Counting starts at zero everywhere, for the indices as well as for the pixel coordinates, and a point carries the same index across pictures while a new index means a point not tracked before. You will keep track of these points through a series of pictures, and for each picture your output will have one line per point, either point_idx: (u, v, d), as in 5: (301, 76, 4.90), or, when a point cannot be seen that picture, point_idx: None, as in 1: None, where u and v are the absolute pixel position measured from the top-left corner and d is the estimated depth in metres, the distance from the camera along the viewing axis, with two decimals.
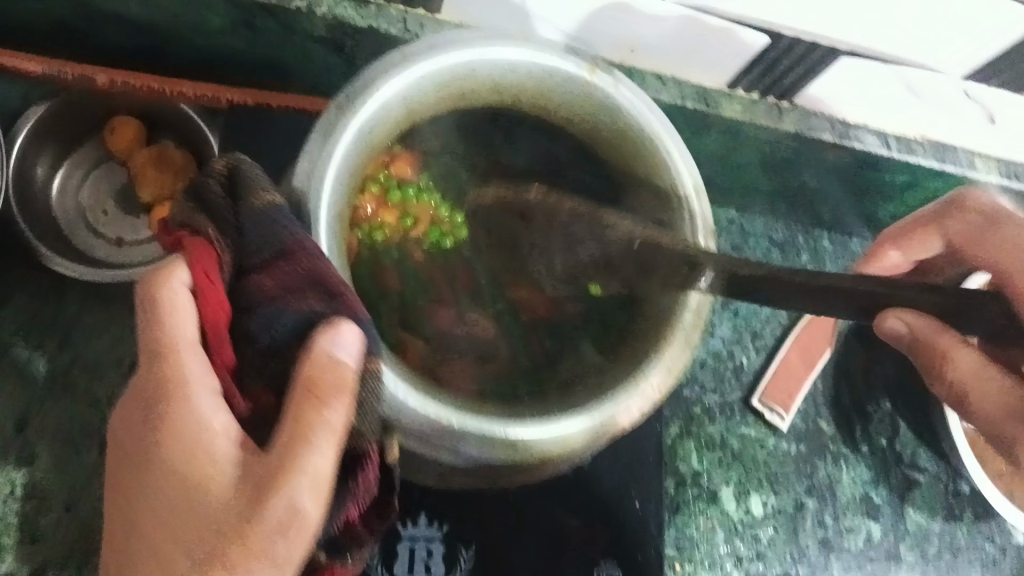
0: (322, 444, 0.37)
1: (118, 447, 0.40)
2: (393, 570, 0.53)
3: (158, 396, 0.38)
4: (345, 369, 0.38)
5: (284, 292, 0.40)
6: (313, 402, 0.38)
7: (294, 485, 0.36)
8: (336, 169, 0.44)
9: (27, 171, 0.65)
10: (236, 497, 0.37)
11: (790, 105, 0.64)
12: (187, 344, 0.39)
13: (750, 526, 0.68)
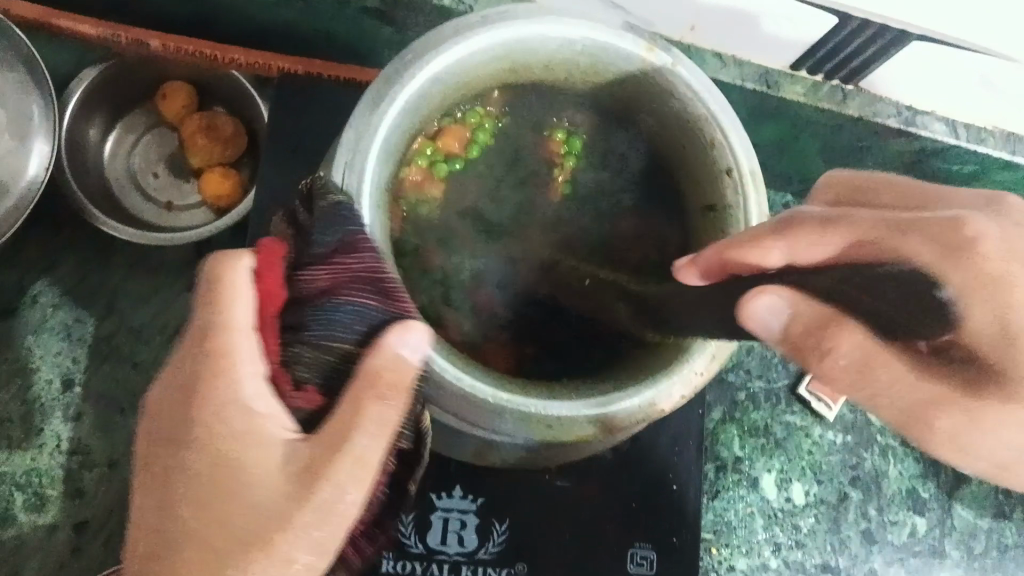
0: (373, 433, 0.36)
1: (151, 428, 0.38)
2: (426, 538, 0.55)
3: (207, 380, 0.37)
4: (408, 370, 0.37)
5: (339, 288, 0.38)
6: (371, 394, 0.36)
7: (343, 473, 0.36)
8: (382, 142, 0.41)
9: (77, 135, 0.63)
10: (277, 493, 0.36)
11: (854, 88, 0.59)
12: (240, 329, 0.37)
13: (790, 515, 0.68)
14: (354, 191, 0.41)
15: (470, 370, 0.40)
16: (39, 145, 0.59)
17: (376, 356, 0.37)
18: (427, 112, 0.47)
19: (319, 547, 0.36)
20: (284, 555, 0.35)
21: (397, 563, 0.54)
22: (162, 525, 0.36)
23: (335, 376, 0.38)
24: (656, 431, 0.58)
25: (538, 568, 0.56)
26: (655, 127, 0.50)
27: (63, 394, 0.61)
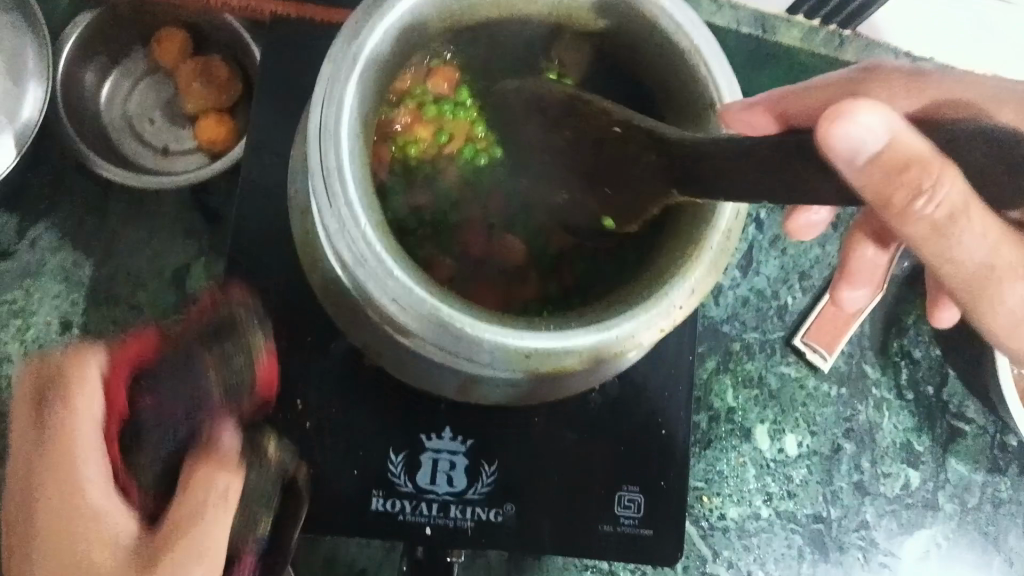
0: (213, 517, 0.44)
1: (10, 514, 0.45)
2: (416, 477, 0.56)
3: (44, 473, 0.44)
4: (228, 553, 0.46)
5: (162, 416, 0.47)
6: (203, 483, 0.45)
7: (180, 560, 0.43)
8: (362, 68, 0.41)
9: (74, 76, 0.63)
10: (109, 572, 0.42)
11: (852, 33, 0.60)
12: (87, 445, 0.45)
13: (783, 465, 0.68)
14: (332, 117, 0.39)
15: (449, 299, 0.40)
16: (34, 89, 0.61)
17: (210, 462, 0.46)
18: (406, 45, 0.46)
19: None
20: None
21: (387, 501, 0.55)
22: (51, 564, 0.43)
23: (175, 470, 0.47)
24: (646, 376, 0.59)
25: (527, 509, 0.56)
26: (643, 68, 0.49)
27: (62, 336, 0.62)
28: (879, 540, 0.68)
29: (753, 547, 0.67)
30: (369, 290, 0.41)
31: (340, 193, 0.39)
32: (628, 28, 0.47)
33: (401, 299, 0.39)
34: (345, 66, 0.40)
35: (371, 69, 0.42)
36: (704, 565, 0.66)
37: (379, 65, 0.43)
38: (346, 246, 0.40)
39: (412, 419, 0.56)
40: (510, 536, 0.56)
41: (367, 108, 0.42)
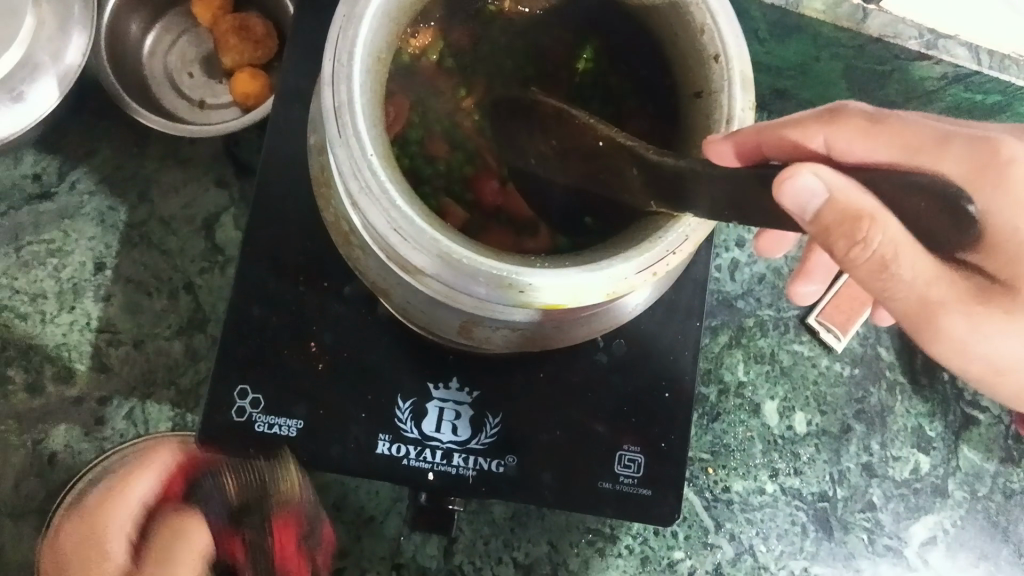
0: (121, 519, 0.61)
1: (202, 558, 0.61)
2: (421, 425, 0.57)
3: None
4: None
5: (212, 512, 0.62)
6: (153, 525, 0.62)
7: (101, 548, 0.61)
8: (375, 7, 0.42)
9: (120, 29, 0.67)
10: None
11: (877, 8, 0.59)
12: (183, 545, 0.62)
13: (791, 442, 0.68)
14: (344, 53, 0.41)
15: (449, 233, 0.42)
16: (78, 37, 0.62)
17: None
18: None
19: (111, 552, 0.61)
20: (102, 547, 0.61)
21: (392, 445, 0.57)
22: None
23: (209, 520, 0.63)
24: (653, 339, 0.60)
25: (530, 461, 0.58)
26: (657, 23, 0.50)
27: (95, 275, 0.65)
28: (885, 522, 0.68)
29: (756, 521, 0.67)
30: (376, 220, 0.43)
31: (352, 124, 0.40)
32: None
33: (403, 227, 0.41)
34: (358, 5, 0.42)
35: (383, 11, 0.43)
36: (706, 536, 0.66)
37: (393, 9, 0.44)
38: (354, 177, 0.42)
39: (421, 367, 0.58)
40: (511, 486, 0.57)
41: (378, 48, 0.43)
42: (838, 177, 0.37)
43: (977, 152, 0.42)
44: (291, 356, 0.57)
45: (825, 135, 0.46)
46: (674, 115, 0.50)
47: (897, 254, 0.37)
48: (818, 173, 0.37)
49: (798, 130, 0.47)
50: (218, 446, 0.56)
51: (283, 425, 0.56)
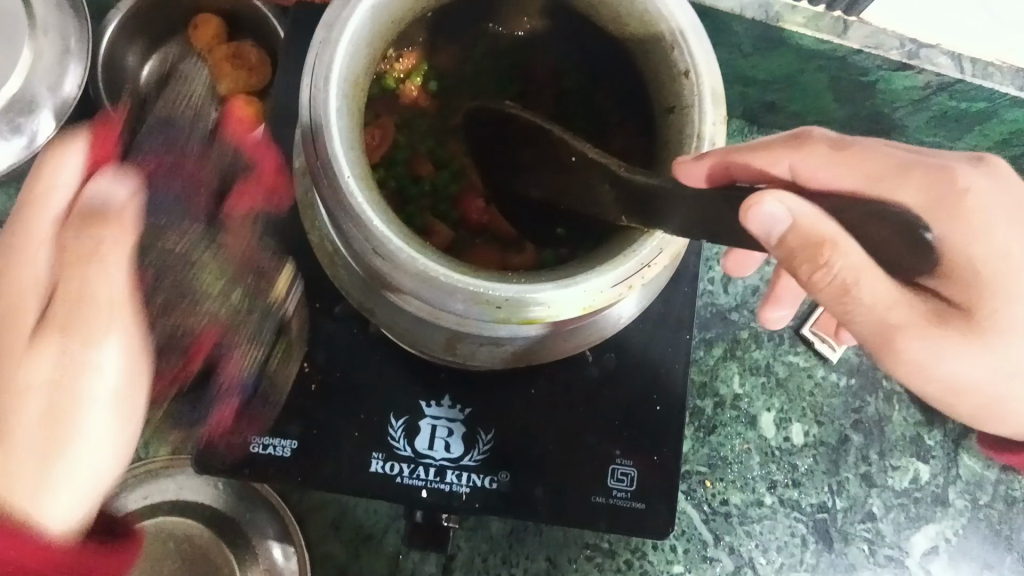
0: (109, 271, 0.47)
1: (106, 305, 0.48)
2: (414, 443, 0.58)
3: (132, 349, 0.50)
4: (124, 202, 0.48)
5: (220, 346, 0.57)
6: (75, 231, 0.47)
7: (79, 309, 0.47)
8: (351, 34, 0.43)
9: (117, 59, 0.69)
10: (112, 314, 0.48)
11: (857, 19, 0.59)
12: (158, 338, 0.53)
13: (788, 454, 0.68)
14: (321, 78, 0.42)
15: (425, 250, 0.42)
16: (74, 68, 0.64)
17: (110, 200, 0.48)
18: (400, 17, 0.48)
19: (85, 291, 0.47)
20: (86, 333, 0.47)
21: (386, 463, 0.57)
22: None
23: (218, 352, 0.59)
24: (642, 352, 0.60)
25: (523, 476, 0.58)
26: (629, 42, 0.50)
27: None
28: (886, 533, 0.67)
29: (755, 533, 0.67)
30: (356, 241, 0.43)
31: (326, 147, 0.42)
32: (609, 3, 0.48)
33: (380, 246, 0.42)
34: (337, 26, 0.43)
35: (359, 37, 0.44)
36: (706, 549, 0.66)
37: (370, 34, 0.45)
38: (333, 199, 0.42)
39: (414, 385, 0.59)
40: (505, 502, 0.57)
41: (355, 73, 0.44)
42: (804, 204, 0.39)
43: (934, 183, 0.45)
44: (283, 375, 0.58)
45: (791, 159, 0.48)
46: (650, 131, 0.50)
47: (858, 278, 0.39)
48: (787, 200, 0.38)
49: (766, 153, 0.48)
50: (214, 466, 0.57)
51: (278, 446, 0.57)
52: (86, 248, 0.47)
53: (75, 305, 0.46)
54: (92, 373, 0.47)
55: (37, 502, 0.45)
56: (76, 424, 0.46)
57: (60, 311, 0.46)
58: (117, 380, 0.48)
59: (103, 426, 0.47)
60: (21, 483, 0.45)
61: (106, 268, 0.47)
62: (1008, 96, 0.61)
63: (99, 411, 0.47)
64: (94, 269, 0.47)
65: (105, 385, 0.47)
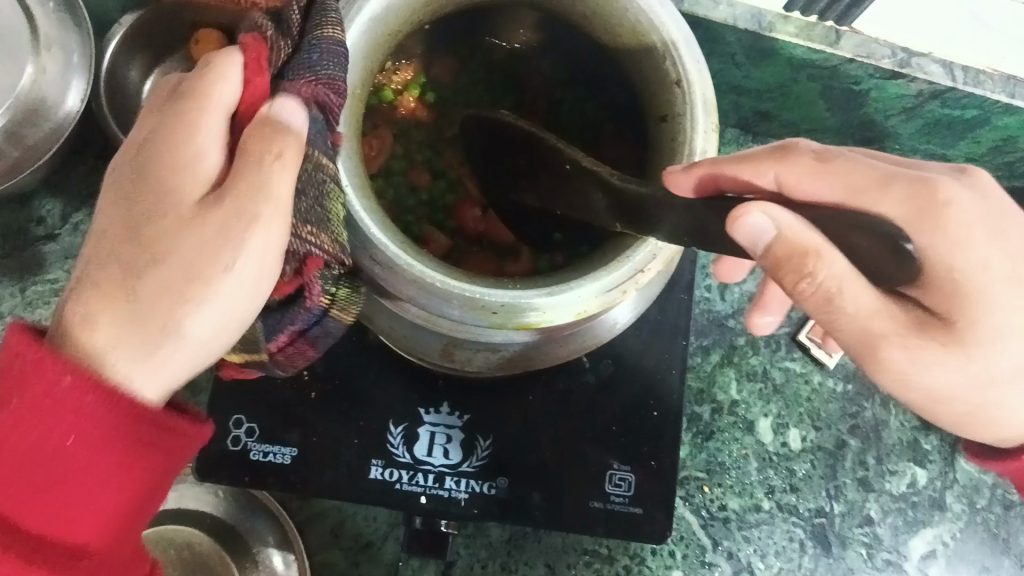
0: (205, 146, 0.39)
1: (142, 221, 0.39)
2: (414, 450, 0.58)
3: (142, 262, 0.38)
4: (291, 133, 0.39)
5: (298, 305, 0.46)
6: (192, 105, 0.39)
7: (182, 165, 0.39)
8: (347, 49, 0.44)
9: (119, 75, 0.70)
10: (154, 224, 0.38)
11: (849, 29, 0.60)
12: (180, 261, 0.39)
13: (785, 459, 0.69)
14: None
15: (420, 257, 0.43)
16: (77, 82, 0.65)
17: (270, 114, 0.39)
18: (395, 32, 0.49)
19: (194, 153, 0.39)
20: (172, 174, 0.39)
21: (385, 470, 0.58)
22: (112, 267, 0.38)
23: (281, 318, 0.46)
24: (639, 360, 0.61)
25: (521, 483, 0.58)
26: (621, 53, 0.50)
27: None
28: (884, 537, 0.68)
29: (753, 538, 0.67)
30: (354, 250, 0.44)
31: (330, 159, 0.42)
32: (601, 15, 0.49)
33: (377, 254, 0.43)
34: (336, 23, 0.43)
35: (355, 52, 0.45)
36: (704, 555, 0.67)
37: (366, 48, 0.46)
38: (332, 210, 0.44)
39: (411, 393, 0.59)
40: (503, 508, 0.58)
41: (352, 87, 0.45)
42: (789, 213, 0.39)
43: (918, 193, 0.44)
44: (284, 384, 0.58)
45: (775, 172, 0.48)
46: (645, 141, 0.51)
47: (841, 287, 0.39)
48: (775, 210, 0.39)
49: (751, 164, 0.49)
50: (214, 474, 0.57)
51: (278, 453, 0.57)
52: (189, 124, 0.39)
53: (239, 215, 0.39)
54: (220, 264, 0.39)
55: (135, 383, 0.39)
56: (186, 310, 0.39)
57: (227, 210, 0.39)
58: (257, 270, 0.39)
59: (232, 310, 0.40)
60: (126, 373, 0.39)
61: (268, 176, 0.39)
62: (998, 103, 0.62)
63: (231, 291, 0.39)
64: (251, 159, 0.39)
65: (237, 277, 0.39)
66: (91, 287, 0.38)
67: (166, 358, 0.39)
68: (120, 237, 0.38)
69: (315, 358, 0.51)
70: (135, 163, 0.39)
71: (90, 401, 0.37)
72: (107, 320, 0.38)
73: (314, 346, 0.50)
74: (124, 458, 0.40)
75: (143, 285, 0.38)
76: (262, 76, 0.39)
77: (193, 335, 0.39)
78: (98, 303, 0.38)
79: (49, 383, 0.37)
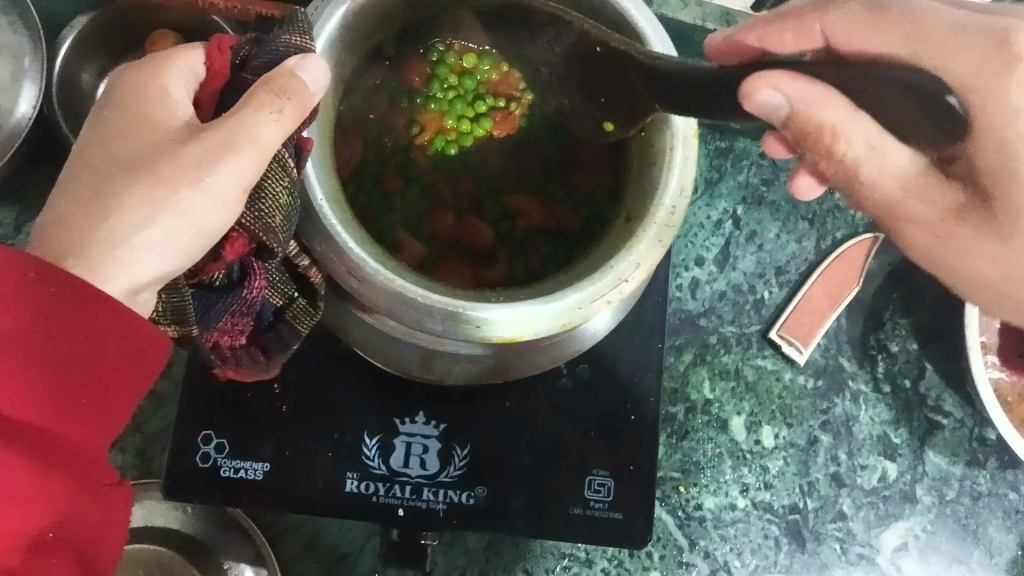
0: (181, 84, 0.41)
1: (119, 150, 0.40)
2: (389, 461, 0.57)
3: (108, 179, 0.39)
4: (301, 84, 0.39)
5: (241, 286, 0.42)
6: (162, 62, 0.41)
7: (165, 102, 0.41)
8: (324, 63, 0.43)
9: (72, 77, 0.67)
10: (133, 145, 0.40)
11: None
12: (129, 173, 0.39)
13: (759, 457, 0.69)
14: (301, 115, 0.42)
15: (400, 271, 0.42)
16: (28, 87, 0.63)
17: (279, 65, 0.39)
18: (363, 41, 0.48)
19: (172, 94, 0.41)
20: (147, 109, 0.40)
21: (361, 483, 0.57)
22: (89, 176, 0.39)
23: (211, 298, 0.43)
24: (615, 364, 0.60)
25: (500, 491, 0.58)
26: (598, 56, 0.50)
27: None
28: (857, 532, 0.68)
29: (729, 536, 0.67)
30: (329, 264, 0.43)
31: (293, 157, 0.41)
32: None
33: (354, 270, 0.41)
34: (302, 27, 0.42)
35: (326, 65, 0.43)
36: (681, 554, 0.67)
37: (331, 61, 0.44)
38: (306, 224, 0.43)
39: (385, 403, 0.58)
40: (482, 517, 0.57)
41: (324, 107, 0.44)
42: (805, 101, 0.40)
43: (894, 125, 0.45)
44: (255, 398, 0.57)
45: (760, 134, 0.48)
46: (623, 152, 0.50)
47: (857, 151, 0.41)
48: (786, 87, 0.38)
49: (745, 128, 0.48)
50: (184, 492, 0.55)
51: (249, 469, 0.56)
52: (161, 69, 0.41)
53: (217, 137, 0.39)
54: (194, 178, 0.39)
55: (101, 276, 0.38)
56: (153, 213, 0.39)
57: (206, 138, 0.39)
58: (228, 189, 0.39)
59: (203, 222, 0.39)
60: (96, 263, 0.38)
61: (255, 116, 0.39)
62: None
63: (202, 205, 0.39)
64: (249, 100, 0.39)
65: (207, 192, 0.39)
66: (67, 188, 0.39)
67: (128, 256, 0.39)
68: (93, 165, 0.40)
69: (263, 365, 0.48)
70: (113, 107, 0.41)
71: (57, 291, 0.36)
72: (80, 215, 0.38)
73: (261, 349, 0.48)
74: (90, 357, 0.37)
75: (112, 187, 0.39)
76: (227, 58, 0.42)
77: (151, 239, 0.39)
78: (76, 203, 0.39)
79: (11, 275, 0.35)
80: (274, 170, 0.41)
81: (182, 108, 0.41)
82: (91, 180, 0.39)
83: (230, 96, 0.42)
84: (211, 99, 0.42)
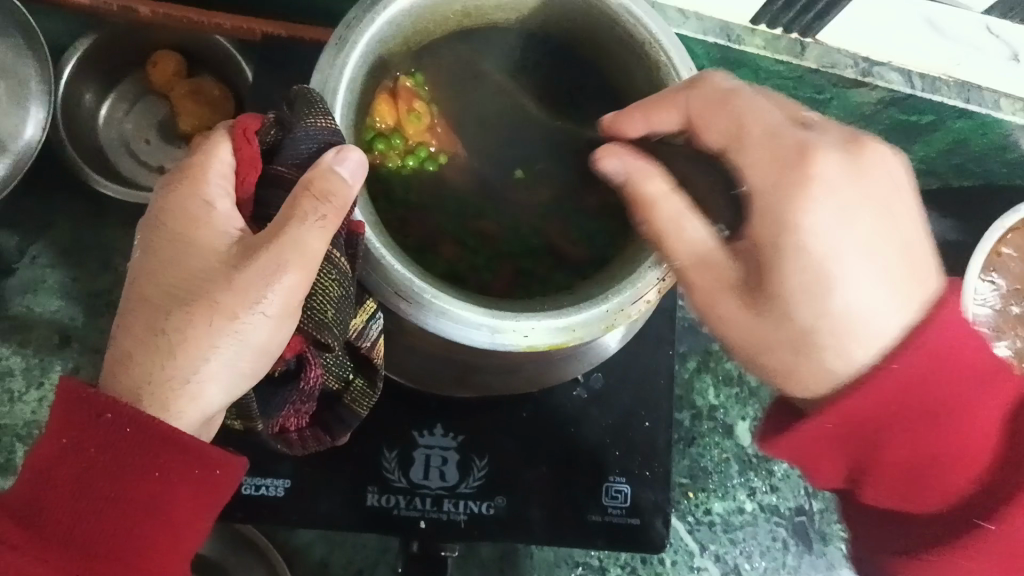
0: (216, 190, 0.43)
1: (173, 275, 0.43)
2: (409, 474, 0.58)
3: (177, 304, 0.43)
4: (340, 181, 0.41)
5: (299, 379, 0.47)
6: (190, 183, 0.43)
7: (201, 216, 0.43)
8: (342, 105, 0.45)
9: (72, 99, 0.69)
10: (190, 267, 0.43)
11: (814, 41, 0.61)
12: (185, 300, 0.43)
13: (764, 461, 0.70)
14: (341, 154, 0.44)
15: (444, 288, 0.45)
16: (35, 111, 0.65)
17: (317, 163, 0.42)
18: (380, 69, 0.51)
19: (210, 211, 0.43)
20: (185, 228, 0.43)
21: (381, 496, 0.57)
22: (149, 310, 0.43)
23: (279, 396, 0.48)
24: (626, 372, 0.62)
25: (518, 500, 0.58)
26: (616, 49, 0.52)
27: (60, 350, 0.66)
28: None
29: (739, 540, 0.68)
30: (376, 288, 0.45)
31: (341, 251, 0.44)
32: (595, 22, 0.51)
33: (400, 290, 0.44)
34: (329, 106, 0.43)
35: (349, 98, 0.46)
36: (692, 559, 0.68)
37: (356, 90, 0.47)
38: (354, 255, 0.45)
39: (406, 415, 0.59)
40: (503, 526, 0.58)
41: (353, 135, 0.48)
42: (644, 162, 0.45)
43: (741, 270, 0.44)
44: None
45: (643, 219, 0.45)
46: None
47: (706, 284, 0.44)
48: (620, 157, 0.45)
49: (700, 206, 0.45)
50: None
51: (269, 486, 0.57)
52: (190, 186, 0.43)
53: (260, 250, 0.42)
54: (248, 304, 0.42)
55: (173, 409, 0.43)
56: (216, 342, 0.42)
57: (258, 254, 0.42)
58: (280, 306, 0.42)
59: (258, 341, 0.43)
60: (169, 401, 0.43)
61: (303, 228, 0.41)
62: (953, 108, 0.64)
63: (256, 325, 0.43)
64: (293, 210, 0.41)
65: (262, 313, 0.42)
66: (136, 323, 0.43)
67: (196, 389, 0.43)
68: (159, 292, 0.43)
69: (328, 443, 0.54)
70: (159, 232, 0.44)
71: (130, 431, 0.41)
72: (147, 355, 0.43)
73: (325, 429, 0.53)
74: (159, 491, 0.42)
75: (174, 322, 0.43)
76: (253, 148, 0.43)
77: (219, 364, 0.43)
78: (140, 340, 0.43)
79: (89, 417, 0.41)
80: (324, 269, 0.44)
81: (224, 217, 0.43)
82: (156, 312, 0.43)
83: (263, 191, 0.44)
84: (248, 196, 0.44)
